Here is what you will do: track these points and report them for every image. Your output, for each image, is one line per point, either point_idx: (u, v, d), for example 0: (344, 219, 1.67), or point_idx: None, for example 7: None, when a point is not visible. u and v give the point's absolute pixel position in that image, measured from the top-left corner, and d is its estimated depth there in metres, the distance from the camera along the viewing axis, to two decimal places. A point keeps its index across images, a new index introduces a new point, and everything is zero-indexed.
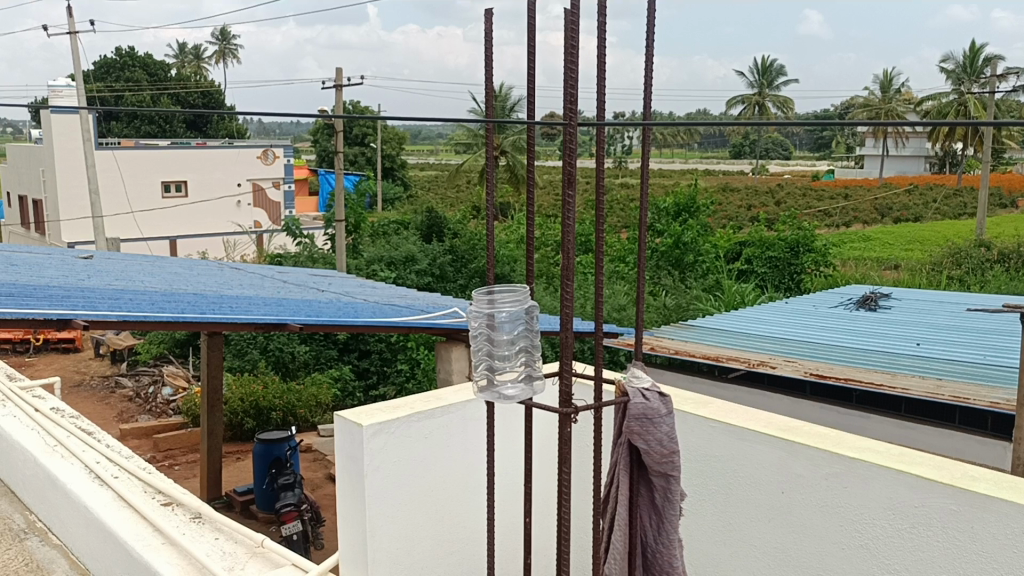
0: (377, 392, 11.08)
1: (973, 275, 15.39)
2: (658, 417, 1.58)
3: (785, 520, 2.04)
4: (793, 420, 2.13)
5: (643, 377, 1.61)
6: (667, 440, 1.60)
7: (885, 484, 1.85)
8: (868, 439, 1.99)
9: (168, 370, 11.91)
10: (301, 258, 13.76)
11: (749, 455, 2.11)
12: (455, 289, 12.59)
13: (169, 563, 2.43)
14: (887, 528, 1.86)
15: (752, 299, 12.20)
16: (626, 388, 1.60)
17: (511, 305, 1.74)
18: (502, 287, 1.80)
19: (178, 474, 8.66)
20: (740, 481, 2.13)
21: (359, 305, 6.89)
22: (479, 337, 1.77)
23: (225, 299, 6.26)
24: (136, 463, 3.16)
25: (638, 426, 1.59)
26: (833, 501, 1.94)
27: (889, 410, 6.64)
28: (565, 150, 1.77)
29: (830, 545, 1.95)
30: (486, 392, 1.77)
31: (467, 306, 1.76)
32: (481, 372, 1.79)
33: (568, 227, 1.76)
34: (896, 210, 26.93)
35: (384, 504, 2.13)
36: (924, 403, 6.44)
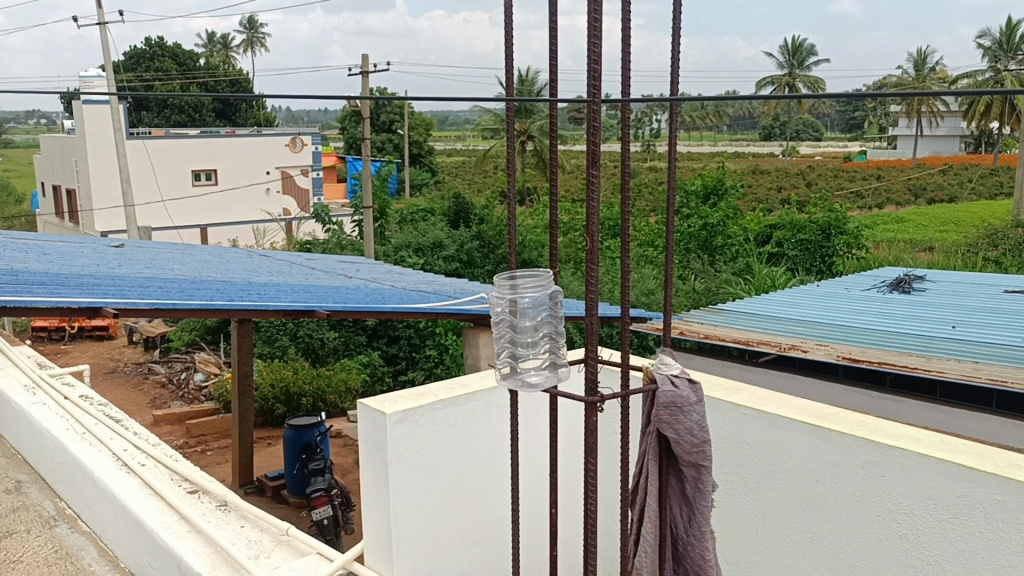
0: (406, 378, 11.13)
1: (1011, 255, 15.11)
2: (688, 405, 1.53)
3: (818, 510, 1.98)
4: (828, 407, 2.06)
5: (672, 363, 1.56)
6: (698, 429, 1.54)
7: (924, 473, 1.78)
8: (905, 426, 1.92)
9: (200, 356, 12.03)
10: (329, 245, 13.82)
11: (783, 443, 2.04)
12: (482, 275, 12.59)
13: (195, 550, 2.42)
14: (927, 519, 1.79)
15: (783, 283, 12.03)
16: (654, 376, 1.54)
17: (535, 289, 1.69)
18: (526, 272, 1.75)
19: (211, 459, 8.75)
20: (773, 470, 2.08)
21: (386, 292, 6.88)
22: (500, 323, 1.73)
23: (254, 286, 6.26)
24: (164, 450, 3.16)
25: (667, 415, 1.53)
26: (869, 491, 1.88)
27: (924, 393, 6.55)
28: (589, 131, 1.71)
29: (867, 535, 1.89)
30: (509, 381, 1.72)
31: (490, 291, 1.71)
32: (503, 359, 1.75)
33: (591, 209, 1.70)
34: (930, 191, 26.50)
35: (408, 494, 2.10)
36: (960, 387, 6.35)
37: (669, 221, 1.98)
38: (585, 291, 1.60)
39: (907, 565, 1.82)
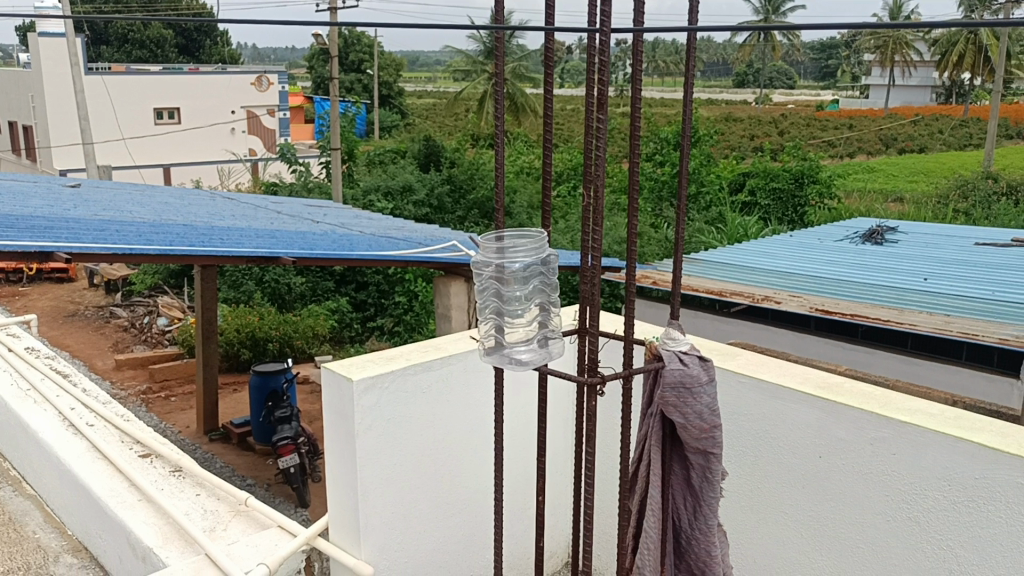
0: (374, 324, 10.93)
1: (980, 207, 15.11)
2: (698, 387, 1.35)
3: (820, 488, 1.84)
4: (833, 376, 1.91)
5: (681, 338, 1.39)
6: (707, 414, 1.37)
7: (939, 452, 1.63)
8: (918, 399, 1.77)
9: (163, 300, 11.70)
10: (296, 188, 13.47)
11: (785, 415, 1.89)
12: (453, 221, 12.27)
13: (146, 522, 2.24)
14: (941, 501, 1.64)
15: (755, 232, 11.94)
16: (661, 352, 1.38)
17: (526, 253, 1.50)
18: (513, 230, 1.56)
19: (174, 405, 8.52)
20: (773, 444, 1.93)
21: (354, 237, 6.63)
22: (485, 291, 1.53)
23: (216, 230, 6.00)
24: (116, 409, 2.95)
25: (674, 397, 1.36)
26: (877, 469, 1.73)
27: (895, 345, 6.56)
28: (596, 68, 1.49)
29: (872, 515, 1.75)
30: (495, 357, 1.54)
31: (473, 254, 1.51)
32: (489, 329, 1.56)
33: (597, 157, 1.49)
34: (900, 141, 26.52)
35: (377, 466, 1.92)
36: (931, 340, 6.33)
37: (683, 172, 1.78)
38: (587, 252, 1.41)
39: (917, 548, 1.68)
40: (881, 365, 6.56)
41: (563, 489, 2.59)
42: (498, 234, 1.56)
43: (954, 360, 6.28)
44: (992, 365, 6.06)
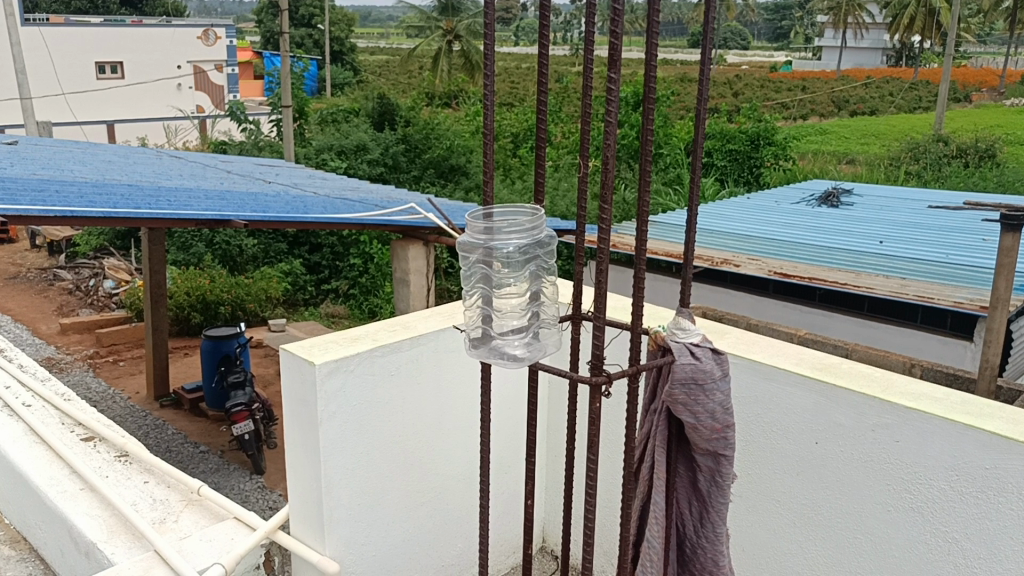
0: (329, 287, 10.72)
1: (930, 168, 15.26)
2: (711, 383, 1.28)
3: (815, 476, 1.75)
4: (830, 357, 1.81)
5: (691, 331, 1.32)
6: (720, 413, 1.30)
7: (947, 439, 1.54)
8: (922, 384, 1.68)
9: (109, 262, 11.31)
10: (246, 146, 13.07)
11: (778, 399, 1.80)
12: (408, 180, 12.07)
13: (88, 514, 2.07)
14: (946, 491, 1.55)
15: (711, 194, 11.88)
16: (670, 344, 1.31)
17: (521, 233, 1.37)
18: (503, 210, 1.44)
19: (122, 370, 8.24)
20: (766, 430, 1.83)
21: (308, 199, 6.39)
22: (475, 274, 1.40)
23: (165, 191, 5.73)
24: (55, 388, 2.75)
25: (685, 393, 1.28)
26: (877, 457, 1.64)
27: (852, 308, 6.55)
28: (611, 24, 1.36)
29: (872, 505, 1.66)
30: (481, 352, 1.40)
31: (461, 233, 1.39)
32: (476, 320, 1.43)
33: (610, 118, 1.38)
34: (852, 103, 26.64)
35: (342, 455, 1.78)
36: (887, 303, 6.30)
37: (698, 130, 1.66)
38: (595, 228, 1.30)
39: (919, 540, 1.59)
40: (840, 328, 6.57)
41: (539, 469, 2.48)
42: (486, 212, 1.44)
43: (909, 323, 6.26)
44: (945, 328, 6.03)
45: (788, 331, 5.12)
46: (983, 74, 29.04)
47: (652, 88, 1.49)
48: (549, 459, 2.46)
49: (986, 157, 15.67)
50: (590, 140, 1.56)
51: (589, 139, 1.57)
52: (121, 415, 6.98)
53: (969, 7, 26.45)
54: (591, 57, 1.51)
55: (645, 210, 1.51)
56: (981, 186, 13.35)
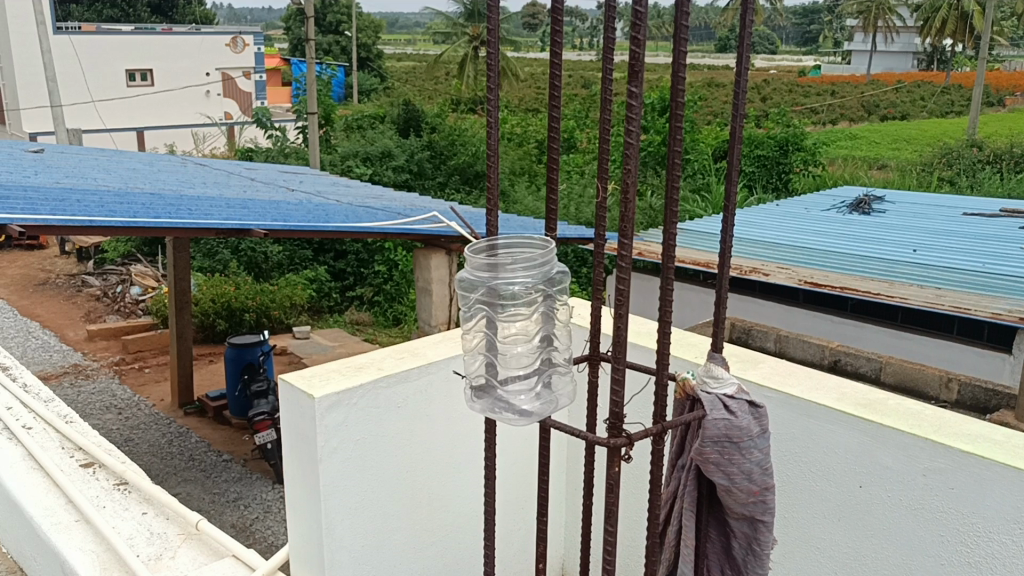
0: (354, 293, 10.64)
1: (963, 171, 14.90)
2: (748, 441, 1.18)
3: (858, 522, 1.61)
4: (875, 393, 1.68)
5: (726, 381, 1.22)
6: (758, 473, 1.20)
7: (1006, 489, 1.39)
8: (977, 424, 1.53)
9: (136, 269, 11.32)
10: (272, 153, 13.06)
11: (818, 437, 1.66)
12: (433, 187, 11.97)
13: (82, 548, 1.96)
14: (1007, 546, 1.39)
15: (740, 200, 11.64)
16: (702, 397, 1.21)
17: (529, 272, 1.23)
18: (511, 239, 1.32)
19: (148, 377, 8.20)
20: (804, 471, 1.70)
21: (331, 207, 6.30)
22: (477, 313, 1.29)
23: (186, 199, 5.67)
24: (59, 410, 2.66)
25: (718, 451, 1.19)
26: (927, 505, 1.50)
27: (885, 319, 6.34)
28: (632, 30, 1.22)
29: (923, 557, 1.51)
30: (486, 402, 1.31)
31: (461, 269, 1.24)
32: (481, 364, 1.33)
33: (631, 134, 1.22)
34: (882, 107, 26.22)
35: (344, 494, 1.66)
36: (921, 314, 6.07)
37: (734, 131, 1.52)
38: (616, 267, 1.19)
39: None
40: (872, 341, 6.36)
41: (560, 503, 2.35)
42: (492, 242, 1.31)
43: (944, 334, 6.03)
44: (982, 339, 5.80)
45: (820, 342, 4.91)
46: (1016, 78, 28.46)
47: (680, 92, 1.35)
48: (570, 490, 2.34)
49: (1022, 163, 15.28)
50: (610, 144, 1.43)
51: (608, 144, 1.43)
52: (145, 422, 6.90)
53: (1002, 10, 25.92)
54: (613, 61, 1.37)
55: (673, 220, 1.37)
56: (1017, 192, 13.01)
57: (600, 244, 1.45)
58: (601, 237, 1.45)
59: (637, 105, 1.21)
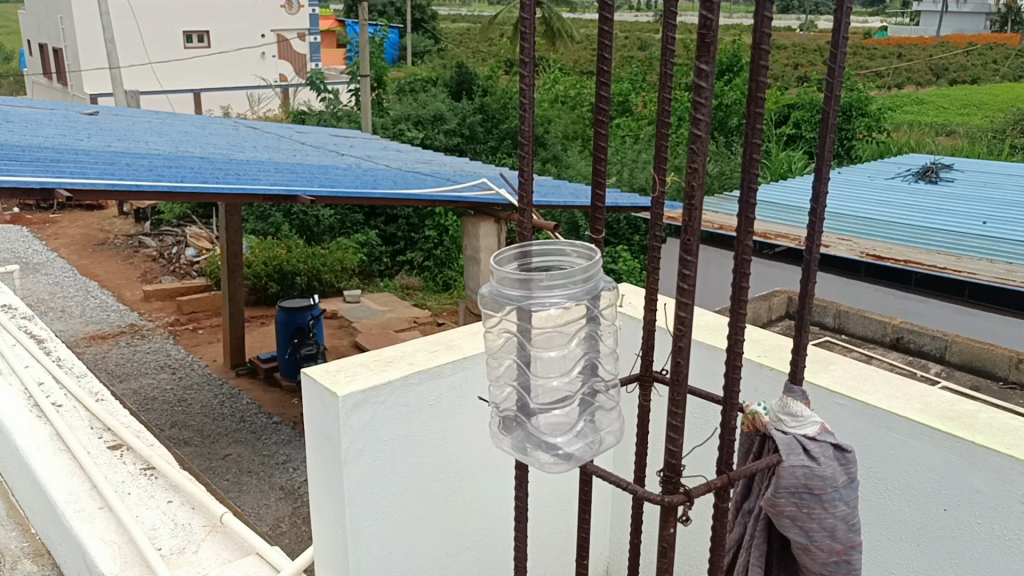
0: (404, 258, 10.55)
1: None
2: (831, 493, 1.10)
3: (940, 545, 1.59)
4: (964, 407, 1.63)
5: (805, 419, 1.15)
6: (842, 530, 1.11)
7: None
8: None
9: (191, 230, 11.38)
10: (324, 116, 12.96)
11: (903, 452, 1.63)
12: (485, 152, 11.79)
13: (103, 539, 1.88)
14: None
15: (801, 167, 11.19)
16: (776, 433, 1.15)
17: (567, 285, 1.09)
18: (546, 245, 1.19)
19: (201, 338, 8.21)
20: (886, 486, 1.67)
21: (378, 172, 6.17)
22: (508, 335, 1.18)
23: (234, 163, 5.58)
24: (91, 387, 2.60)
25: (798, 505, 1.11)
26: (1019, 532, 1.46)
27: (951, 294, 5.99)
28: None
29: None
30: (517, 437, 1.17)
31: (492, 284, 1.11)
32: (511, 395, 1.20)
33: (700, 122, 1.04)
34: (952, 72, 25.08)
35: (369, 499, 1.54)
36: (990, 290, 5.74)
37: (828, 105, 1.33)
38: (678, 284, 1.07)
39: None
40: (937, 316, 6.04)
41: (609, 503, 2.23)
42: (524, 251, 1.18)
43: (1014, 312, 5.69)
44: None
45: (881, 317, 4.65)
46: None
47: (761, 64, 1.15)
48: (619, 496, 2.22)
49: None
50: (671, 118, 1.25)
51: (669, 117, 1.26)
52: (198, 382, 6.83)
53: None
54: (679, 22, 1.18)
55: (751, 220, 1.19)
56: None
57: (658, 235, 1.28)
58: (657, 225, 1.29)
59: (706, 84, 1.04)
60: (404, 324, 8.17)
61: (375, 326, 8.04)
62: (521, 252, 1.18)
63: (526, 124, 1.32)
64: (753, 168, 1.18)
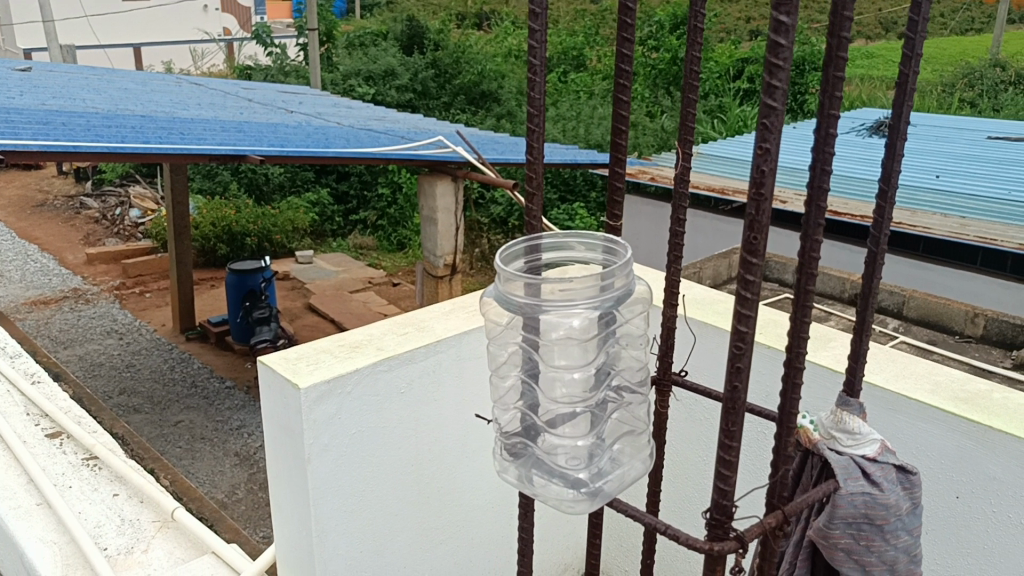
0: (357, 217, 10.29)
1: (983, 81, 14.02)
2: (892, 522, 1.12)
3: (957, 527, 1.73)
4: (972, 391, 1.78)
5: (863, 439, 1.15)
6: (907, 557, 1.14)
7: None
8: None
9: (134, 191, 10.95)
10: (271, 71, 12.52)
11: (923, 440, 1.76)
12: (438, 107, 11.55)
13: (41, 540, 1.72)
14: None
15: (756, 122, 11.08)
16: (834, 455, 1.15)
17: (594, 298, 0.99)
18: (557, 238, 1.09)
19: (149, 303, 7.91)
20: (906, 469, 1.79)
21: (331, 130, 5.93)
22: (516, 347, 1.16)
23: (179, 122, 5.30)
24: (25, 368, 2.41)
25: (858, 532, 1.13)
26: None
27: (905, 249, 5.91)
28: None
29: None
30: (524, 465, 1.16)
31: (497, 290, 1.02)
32: (514, 417, 1.19)
33: (775, 100, 0.90)
34: (900, 25, 25.00)
35: (336, 496, 1.53)
36: (943, 244, 5.67)
37: (909, 61, 1.20)
38: (742, 273, 0.95)
39: None
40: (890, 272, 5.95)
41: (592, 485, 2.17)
42: (534, 246, 1.09)
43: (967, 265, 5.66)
44: (1005, 271, 5.46)
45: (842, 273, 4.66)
46: None
47: (845, 20, 1.01)
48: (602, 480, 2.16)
49: None
50: (697, 74, 1.29)
51: (694, 75, 1.29)
52: (146, 348, 6.58)
53: None
54: None
55: (821, 200, 1.08)
56: None
57: (680, 219, 1.31)
58: (681, 201, 1.31)
59: (788, 43, 0.88)
60: (359, 284, 7.97)
61: (329, 287, 7.83)
62: (534, 253, 1.09)
63: (535, 92, 1.18)
64: (829, 137, 1.06)
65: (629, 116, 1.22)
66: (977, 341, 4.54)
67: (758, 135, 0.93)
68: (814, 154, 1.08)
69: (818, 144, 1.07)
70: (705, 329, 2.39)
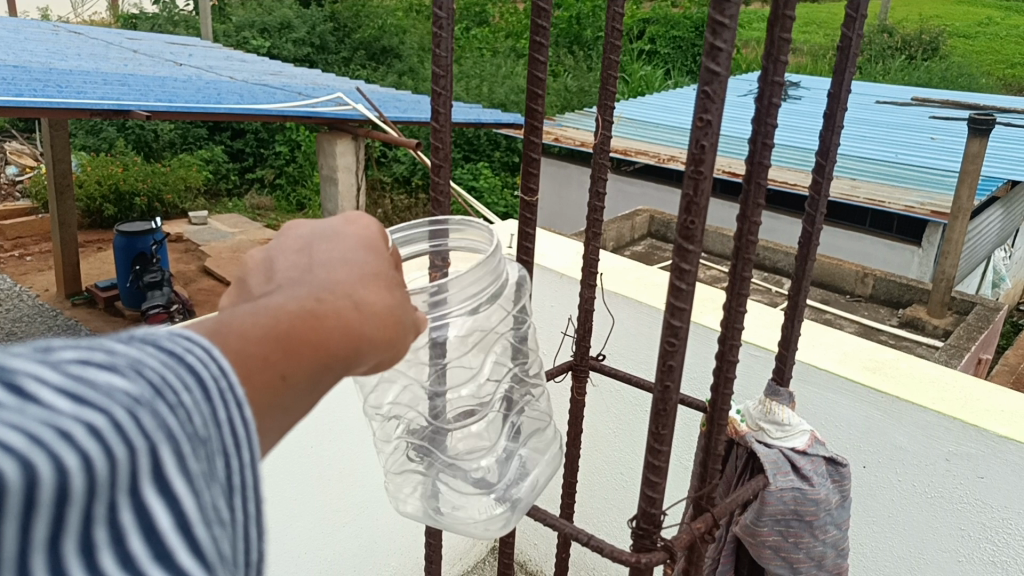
0: (253, 176, 9.88)
1: (870, 47, 14.41)
2: (819, 518, 1.17)
3: (865, 492, 1.98)
4: (885, 362, 2.02)
5: (789, 431, 1.19)
6: (831, 553, 1.19)
7: (1006, 468, 1.72)
8: (998, 401, 1.83)
9: (10, 147, 10.21)
10: (160, 22, 11.86)
11: (835, 408, 2.00)
12: (337, 62, 11.16)
13: None
14: (1002, 511, 1.75)
15: (659, 84, 11.10)
16: (763, 447, 1.19)
17: (472, 303, 0.90)
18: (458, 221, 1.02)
19: (30, 266, 7.42)
20: (829, 436, 2.02)
21: (223, 85, 5.63)
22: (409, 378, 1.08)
23: (55, 74, 4.92)
24: None
25: (786, 527, 1.17)
26: (937, 482, 1.84)
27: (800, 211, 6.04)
28: None
29: (924, 526, 1.88)
30: (424, 494, 1.12)
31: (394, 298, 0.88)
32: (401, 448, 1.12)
33: (718, 69, 0.83)
34: None
35: None
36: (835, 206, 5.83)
37: (851, 23, 1.14)
38: (677, 260, 0.90)
39: (963, 555, 1.82)
40: (785, 231, 6.03)
41: None
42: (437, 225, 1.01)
43: (856, 227, 5.84)
44: (891, 232, 5.69)
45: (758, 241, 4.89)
46: None
47: None
48: None
49: (931, 51, 14.23)
50: (619, 38, 1.21)
51: (618, 38, 1.22)
52: (28, 314, 6.16)
53: None
54: None
55: (762, 176, 1.06)
56: (928, 75, 12.72)
57: (600, 191, 1.25)
58: (600, 174, 1.26)
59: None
60: (256, 247, 7.67)
61: (224, 250, 7.48)
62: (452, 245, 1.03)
63: (442, 57, 1.09)
64: (769, 112, 1.02)
65: (545, 74, 1.15)
66: (866, 300, 4.73)
67: (697, 103, 0.86)
68: (755, 127, 1.05)
69: (759, 118, 1.04)
70: (618, 301, 2.41)
